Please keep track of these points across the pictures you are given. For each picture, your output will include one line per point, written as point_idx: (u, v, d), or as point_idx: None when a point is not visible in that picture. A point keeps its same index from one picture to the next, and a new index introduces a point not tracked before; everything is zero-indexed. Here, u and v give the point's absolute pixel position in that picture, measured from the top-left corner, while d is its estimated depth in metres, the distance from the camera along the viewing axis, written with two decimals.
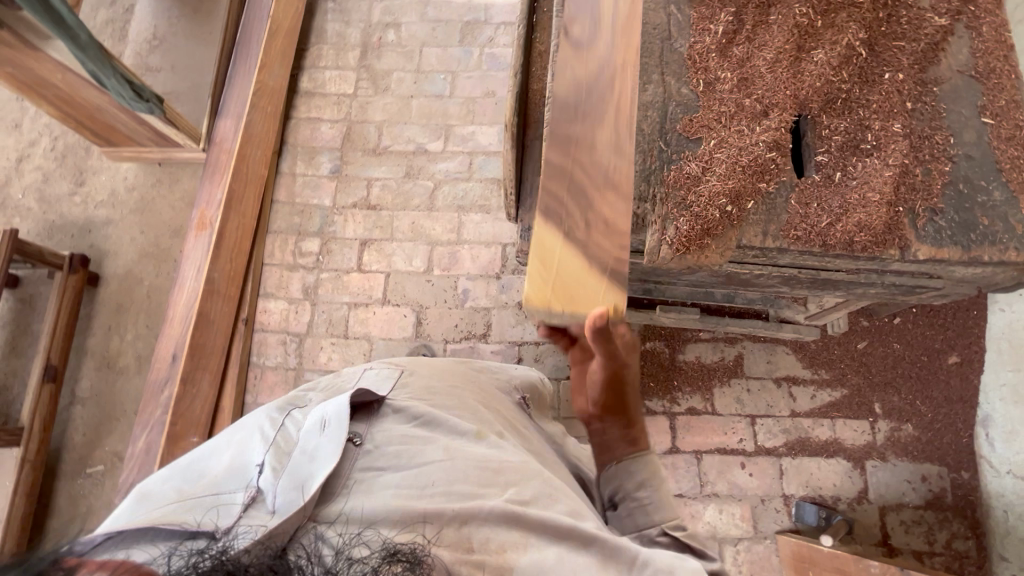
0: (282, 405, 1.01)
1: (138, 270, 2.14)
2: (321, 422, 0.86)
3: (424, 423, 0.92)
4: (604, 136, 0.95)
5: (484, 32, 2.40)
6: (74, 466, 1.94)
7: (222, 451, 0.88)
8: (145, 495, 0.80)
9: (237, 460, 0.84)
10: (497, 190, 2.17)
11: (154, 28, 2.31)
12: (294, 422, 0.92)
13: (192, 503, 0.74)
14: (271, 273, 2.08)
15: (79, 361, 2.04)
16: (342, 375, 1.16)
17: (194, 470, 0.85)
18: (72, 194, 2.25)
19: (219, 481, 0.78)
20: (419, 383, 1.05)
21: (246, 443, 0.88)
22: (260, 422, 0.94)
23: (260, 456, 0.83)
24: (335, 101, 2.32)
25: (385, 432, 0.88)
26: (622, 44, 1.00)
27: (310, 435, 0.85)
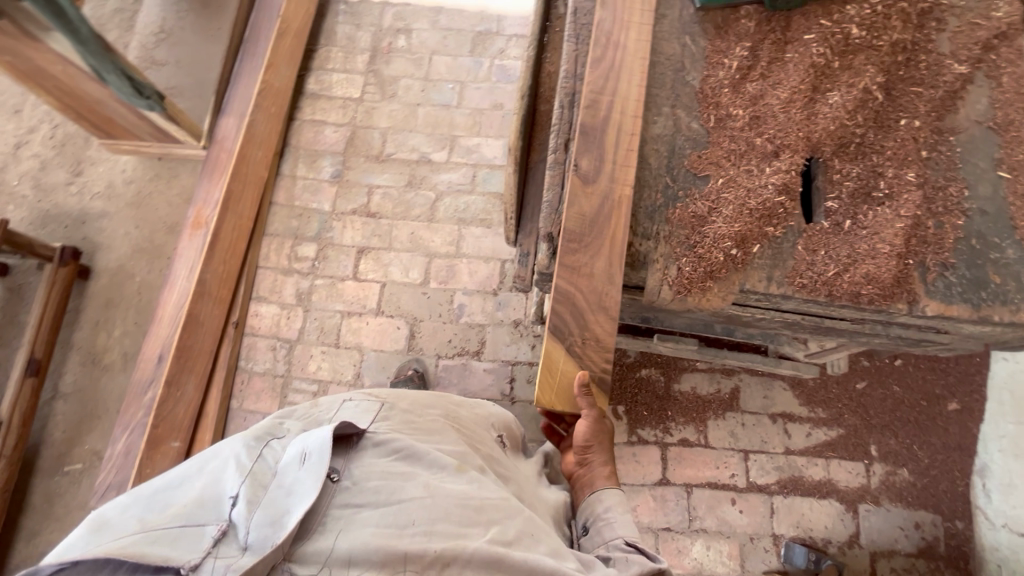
0: (261, 429, 0.96)
1: (131, 265, 2.11)
2: (301, 453, 0.86)
3: (408, 454, 0.92)
4: (603, 264, 0.95)
5: (496, 43, 2.38)
6: (52, 463, 1.90)
7: (192, 480, 0.84)
8: (102, 526, 0.76)
9: (206, 491, 0.81)
10: (499, 205, 2.14)
11: (161, 21, 2.28)
12: (272, 452, 0.89)
13: (155, 536, 0.72)
14: (265, 276, 2.04)
15: (64, 355, 2.00)
16: (319, 404, 1.09)
17: (159, 498, 0.81)
18: (68, 183, 2.21)
19: (188, 512, 0.77)
20: (403, 414, 1.02)
21: (218, 472, 0.85)
22: (234, 447, 0.89)
23: (235, 486, 0.81)
24: (341, 104, 2.29)
25: (368, 462, 0.89)
26: (621, 176, 1.00)
27: (288, 467, 0.84)
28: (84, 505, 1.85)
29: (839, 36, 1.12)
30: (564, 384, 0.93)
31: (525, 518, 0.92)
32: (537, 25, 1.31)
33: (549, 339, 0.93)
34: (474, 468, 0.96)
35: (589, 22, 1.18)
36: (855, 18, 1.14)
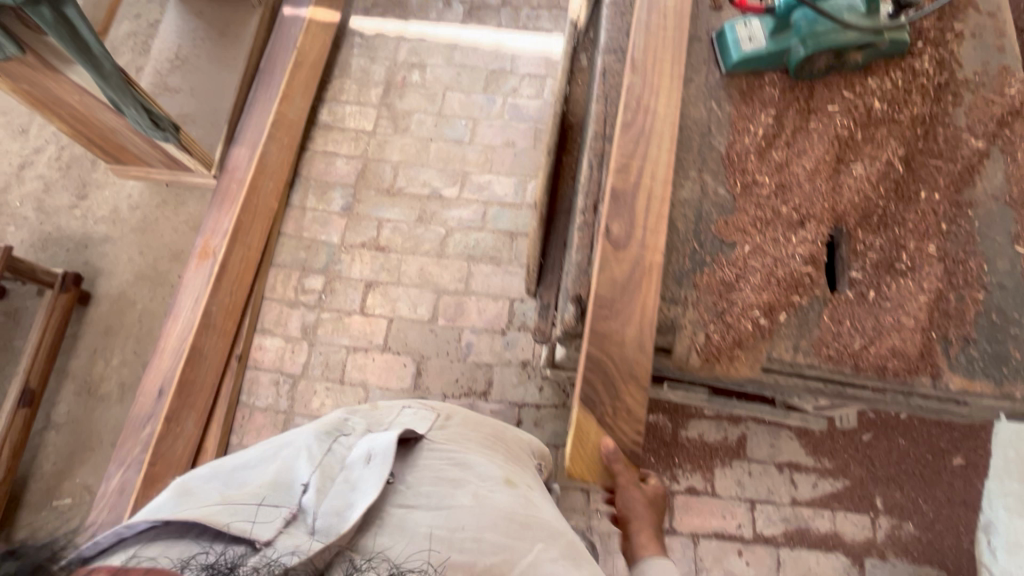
0: (329, 427, 1.12)
1: (132, 292, 2.07)
2: (365, 454, 1.00)
3: (454, 462, 1.07)
4: (633, 332, 0.95)
5: (509, 82, 2.41)
6: (39, 497, 1.83)
7: (269, 464, 1.01)
8: (193, 493, 0.95)
9: (282, 475, 0.98)
10: (509, 242, 2.14)
11: (177, 47, 2.28)
12: (340, 449, 1.05)
13: (239, 509, 0.88)
14: (271, 308, 2.02)
15: (59, 384, 1.94)
16: (379, 409, 1.27)
17: (241, 478, 0.98)
18: (72, 206, 2.18)
19: (267, 493, 0.93)
20: (450, 430, 1.17)
21: (292, 460, 1.02)
22: (307, 441, 1.06)
23: (307, 475, 0.97)
24: (353, 137, 2.30)
25: (421, 470, 1.03)
26: (652, 242, 1.01)
27: (354, 465, 0.99)
28: None
29: (861, 109, 1.16)
30: (592, 455, 0.93)
31: (565, 536, 1.02)
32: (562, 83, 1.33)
33: (580, 408, 0.92)
34: (514, 481, 1.09)
35: (617, 84, 1.21)
36: (876, 92, 1.17)
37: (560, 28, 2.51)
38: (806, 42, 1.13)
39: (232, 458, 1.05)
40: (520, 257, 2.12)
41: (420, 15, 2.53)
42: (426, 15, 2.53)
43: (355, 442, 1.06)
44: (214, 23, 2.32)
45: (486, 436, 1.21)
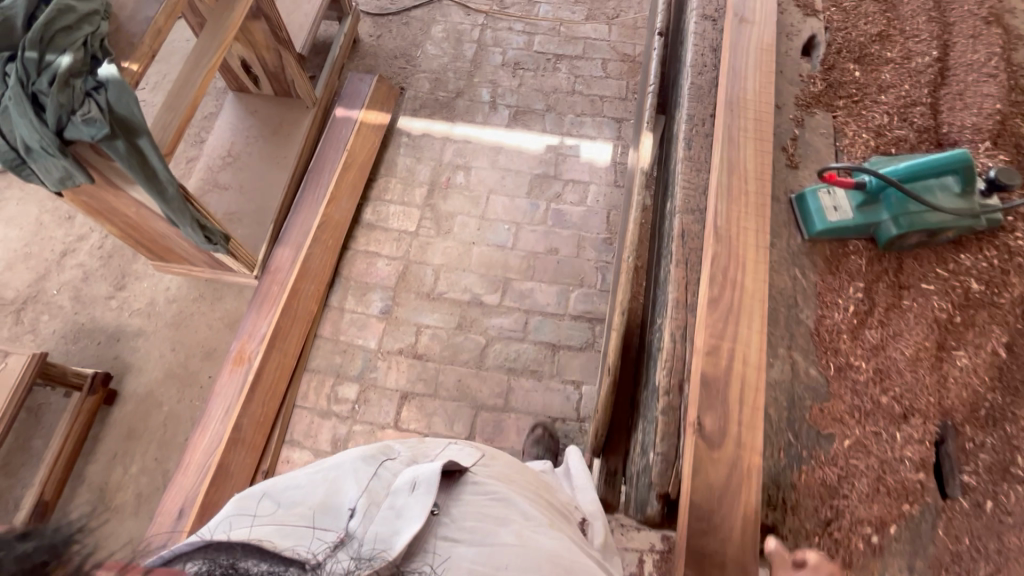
0: (375, 449, 1.05)
1: (160, 391, 1.99)
2: (410, 482, 0.92)
3: (502, 492, 0.98)
4: (734, 553, 0.88)
5: (553, 187, 2.42)
6: None
7: (318, 485, 0.96)
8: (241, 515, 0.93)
9: (329, 499, 0.93)
10: (550, 355, 2.07)
11: (230, 144, 2.33)
12: (388, 474, 0.98)
13: (289, 531, 0.85)
14: (301, 417, 1.94)
15: (73, 492, 1.84)
16: (426, 441, 1.15)
17: (288, 496, 0.95)
18: (109, 296, 2.15)
19: (313, 516, 0.89)
20: (497, 467, 1.07)
21: (341, 482, 0.96)
22: (355, 463, 1.00)
23: (354, 500, 0.92)
24: (396, 237, 2.29)
25: (465, 499, 0.95)
26: (748, 440, 0.94)
27: (397, 492, 0.90)
28: None
29: (961, 287, 1.10)
30: None
31: None
32: (633, 235, 1.30)
33: None
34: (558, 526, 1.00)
35: (698, 246, 1.16)
36: (975, 269, 1.11)
37: (603, 136, 2.54)
38: (899, 221, 1.09)
39: (280, 477, 1.02)
40: (562, 373, 2.04)
41: (466, 118, 2.59)
42: (472, 118, 2.59)
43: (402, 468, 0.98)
44: (268, 122, 2.36)
45: (534, 479, 1.12)
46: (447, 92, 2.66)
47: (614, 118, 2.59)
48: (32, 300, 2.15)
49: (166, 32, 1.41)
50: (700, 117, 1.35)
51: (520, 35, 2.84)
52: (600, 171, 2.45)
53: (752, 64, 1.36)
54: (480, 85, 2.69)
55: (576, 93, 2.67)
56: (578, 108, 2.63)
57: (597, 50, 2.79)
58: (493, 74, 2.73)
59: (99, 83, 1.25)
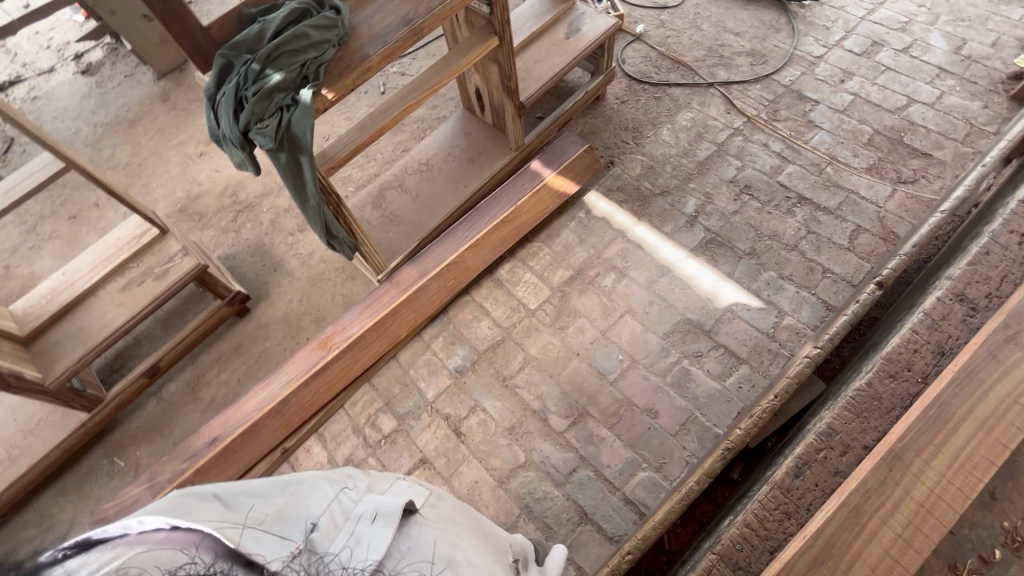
0: (333, 478, 0.94)
1: (272, 328, 2.32)
2: (370, 510, 0.80)
3: (453, 545, 0.84)
4: None
5: (697, 343, 2.03)
6: (112, 445, 2.15)
7: (273, 497, 0.85)
8: (183, 506, 0.79)
9: (286, 511, 0.82)
10: (574, 522, 1.78)
11: (434, 153, 2.48)
12: (351, 494, 0.89)
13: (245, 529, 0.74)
14: (339, 420, 2.07)
15: (184, 367, 2.28)
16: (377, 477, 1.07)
17: (239, 500, 0.83)
18: (291, 233, 2.56)
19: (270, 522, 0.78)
20: (443, 510, 0.96)
21: (299, 499, 0.86)
22: (315, 485, 0.91)
23: (316, 515, 0.82)
24: (512, 305, 2.21)
25: (422, 538, 0.81)
26: None
27: (357, 518, 0.80)
28: (97, 501, 2.05)
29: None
30: None
31: None
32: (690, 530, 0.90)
33: None
34: None
35: None
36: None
37: (796, 316, 2.02)
38: None
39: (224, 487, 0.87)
40: (573, 549, 1.74)
41: (654, 221, 2.32)
42: (660, 223, 2.31)
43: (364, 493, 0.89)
44: (472, 148, 2.46)
45: (484, 546, 0.95)
46: (653, 185, 2.42)
47: (824, 302, 2.04)
48: (249, 208, 2.68)
49: (373, 73, 1.52)
50: (843, 439, 0.91)
51: (772, 156, 2.42)
52: (765, 355, 1.97)
53: (975, 418, 0.86)
54: (691, 193, 2.37)
55: (795, 251, 2.16)
56: (786, 268, 2.13)
57: (857, 212, 2.21)
58: (714, 187, 2.37)
59: (293, 102, 1.42)
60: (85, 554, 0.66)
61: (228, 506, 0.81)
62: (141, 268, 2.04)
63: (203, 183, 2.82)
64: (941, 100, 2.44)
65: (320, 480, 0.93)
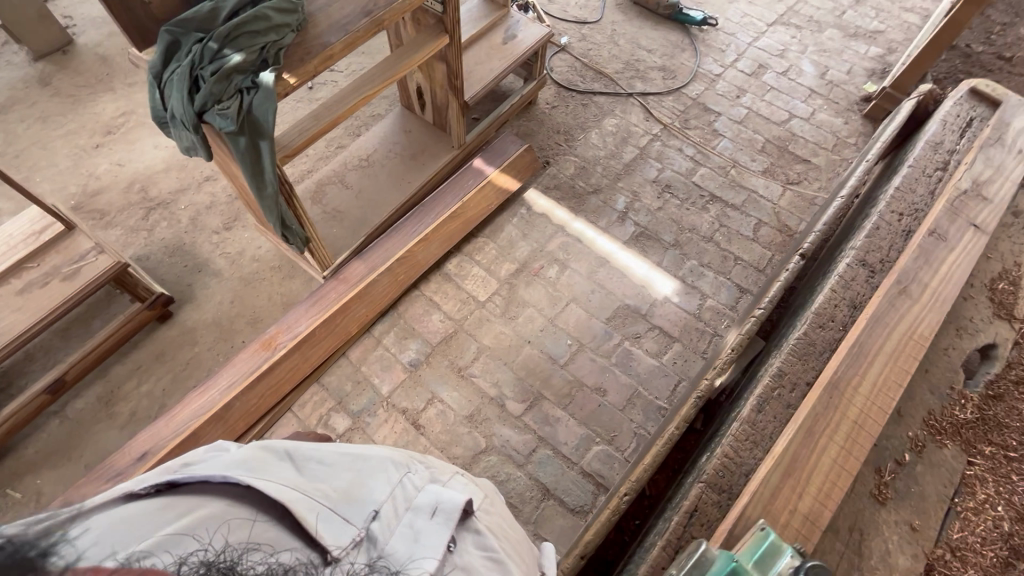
0: (400, 457, 1.00)
1: (200, 333, 2.15)
2: (432, 505, 0.86)
3: (501, 552, 0.91)
4: None
5: (636, 325, 2.23)
6: (4, 476, 1.86)
7: (342, 471, 0.92)
8: (261, 455, 0.87)
9: (351, 489, 0.87)
10: (537, 499, 1.87)
11: (373, 149, 2.46)
12: (415, 479, 0.94)
13: (310, 504, 0.79)
14: (287, 423, 1.97)
15: (93, 381, 2.03)
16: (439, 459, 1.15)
17: (310, 465, 0.90)
18: (215, 231, 2.38)
19: (339, 500, 0.84)
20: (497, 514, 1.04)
21: (365, 478, 0.91)
22: (381, 464, 0.96)
23: (378, 502, 0.86)
24: (463, 298, 2.25)
25: (469, 543, 0.88)
26: None
27: (419, 512, 0.85)
28: None
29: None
30: None
31: None
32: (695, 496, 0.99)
33: None
34: None
35: (703, 538, 0.94)
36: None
37: (716, 298, 2.30)
38: None
39: (298, 442, 0.94)
40: (538, 525, 1.83)
41: (590, 217, 2.51)
42: (595, 218, 2.50)
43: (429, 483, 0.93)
44: (413, 145, 2.48)
45: (522, 560, 0.97)
46: (587, 184, 2.61)
47: (737, 285, 2.34)
48: (163, 205, 2.45)
49: (335, 60, 1.50)
50: (791, 378, 1.10)
51: (686, 159, 2.72)
52: (694, 333, 2.21)
53: (884, 351, 1.09)
54: (620, 191, 2.59)
55: (711, 241, 2.46)
56: (705, 257, 2.41)
57: (757, 208, 2.56)
58: (640, 186, 2.62)
59: (253, 84, 1.36)
60: (171, 494, 0.74)
61: (301, 468, 0.89)
62: (44, 268, 1.80)
63: (101, 177, 2.52)
64: (814, 116, 2.91)
65: (387, 457, 0.99)
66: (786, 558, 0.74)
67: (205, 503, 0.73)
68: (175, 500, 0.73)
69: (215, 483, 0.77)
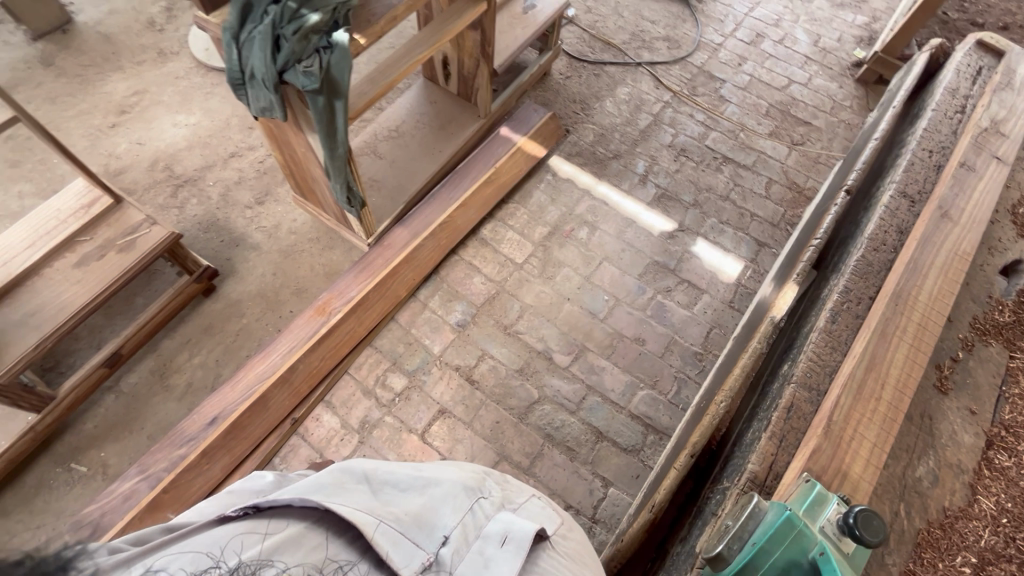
0: (469, 481, 1.00)
1: (246, 305, 2.17)
2: (502, 533, 0.86)
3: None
4: None
5: (666, 280, 2.35)
6: (65, 452, 1.86)
7: (414, 494, 0.93)
8: (340, 480, 0.89)
9: (424, 512, 0.89)
10: (592, 442, 1.99)
11: (401, 121, 2.50)
12: (483, 508, 0.93)
13: (384, 526, 0.81)
14: (345, 385, 2.03)
15: (144, 356, 2.04)
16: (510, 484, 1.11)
17: (385, 491, 0.91)
18: (248, 206, 2.39)
19: (413, 523, 0.85)
20: (573, 545, 0.99)
21: (436, 503, 0.92)
22: (451, 487, 0.96)
23: (448, 527, 0.88)
24: (501, 261, 2.33)
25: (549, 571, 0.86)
26: None
27: (488, 539, 0.85)
28: (59, 514, 1.76)
29: (985, 525, 1.00)
30: None
31: None
32: (790, 393, 1.12)
33: None
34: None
35: (802, 427, 1.06)
36: (1005, 507, 1.02)
37: (738, 251, 2.45)
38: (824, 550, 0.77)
39: (372, 463, 0.95)
40: (595, 465, 1.95)
41: (613, 180, 2.61)
42: (618, 182, 2.61)
43: (498, 512, 0.93)
44: (440, 116, 2.52)
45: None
46: (607, 150, 2.70)
47: (756, 240, 2.49)
48: (191, 182, 2.44)
49: (399, 20, 1.55)
50: (857, 293, 1.24)
51: (697, 124, 2.85)
52: (720, 284, 2.35)
53: (937, 264, 1.23)
54: (639, 156, 2.70)
55: (728, 200, 2.60)
56: (724, 215, 2.55)
57: (767, 167, 2.72)
58: (656, 150, 2.73)
59: (329, 44, 1.40)
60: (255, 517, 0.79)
61: (376, 493, 0.90)
62: (98, 242, 1.80)
63: (123, 156, 2.49)
64: (811, 81, 3.07)
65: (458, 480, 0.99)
66: (832, 505, 0.87)
67: (271, 526, 0.77)
68: (255, 523, 0.77)
69: (295, 507, 0.81)
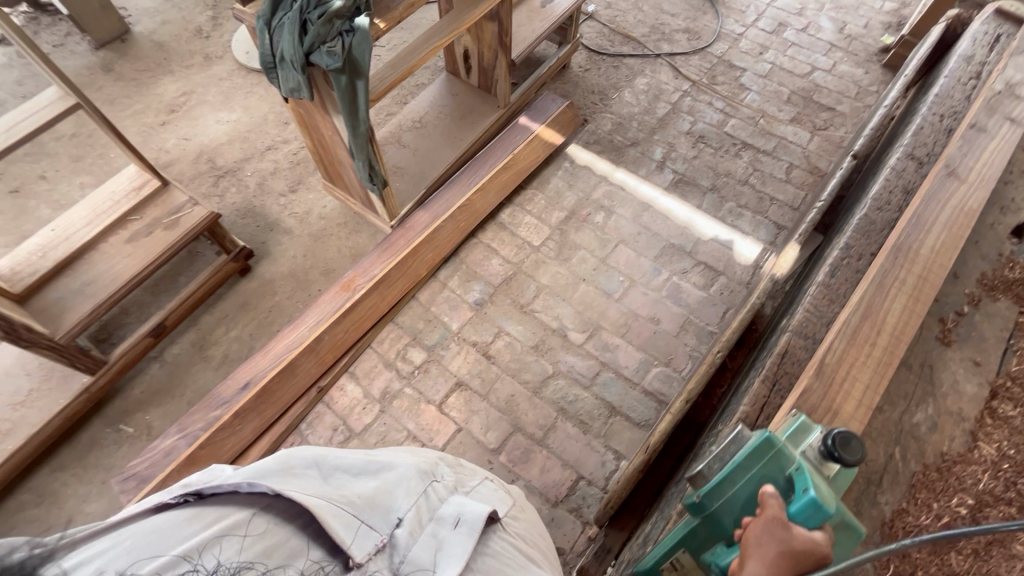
0: (423, 464, 0.96)
1: (279, 283, 2.31)
2: (455, 515, 0.84)
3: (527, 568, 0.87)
4: None
5: (682, 262, 2.37)
6: (115, 414, 2.03)
7: (365, 477, 0.88)
8: (287, 462, 0.84)
9: (376, 495, 0.85)
10: (605, 415, 2.02)
11: (424, 112, 2.62)
12: (438, 492, 0.90)
13: (335, 509, 0.77)
14: (368, 357, 2.14)
15: (186, 329, 2.20)
16: (460, 467, 1.09)
17: (335, 474, 0.87)
18: (282, 194, 2.55)
19: (365, 507, 0.81)
20: (520, 526, 0.99)
21: (388, 485, 0.88)
22: (402, 469, 0.92)
23: (402, 508, 0.85)
24: (518, 244, 2.41)
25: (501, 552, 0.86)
26: None
27: (443, 521, 0.84)
28: (109, 469, 1.92)
29: (985, 469, 0.99)
30: None
31: None
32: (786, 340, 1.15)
33: None
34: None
35: (795, 372, 1.09)
36: (1006, 454, 1.00)
37: (756, 234, 2.44)
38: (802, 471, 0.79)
39: (315, 447, 0.90)
40: (608, 438, 1.98)
41: (630, 167, 2.65)
42: (635, 168, 2.65)
43: (452, 495, 0.91)
44: (461, 107, 2.63)
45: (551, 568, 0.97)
46: (624, 138, 2.75)
47: (775, 223, 2.48)
48: (231, 173, 2.62)
49: (416, 7, 1.65)
50: (858, 250, 1.26)
51: (716, 112, 2.86)
52: (737, 266, 2.36)
53: (942, 219, 1.23)
54: (657, 143, 2.74)
55: (747, 184, 2.60)
56: (742, 199, 2.56)
57: (788, 153, 2.70)
58: (674, 137, 2.76)
59: (351, 28, 1.51)
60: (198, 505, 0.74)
61: (325, 477, 0.85)
62: (147, 220, 1.98)
63: (171, 150, 2.70)
64: (835, 67, 3.04)
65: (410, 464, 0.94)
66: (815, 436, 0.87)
67: (219, 514, 0.72)
68: (199, 512, 0.73)
69: (241, 492, 0.76)
